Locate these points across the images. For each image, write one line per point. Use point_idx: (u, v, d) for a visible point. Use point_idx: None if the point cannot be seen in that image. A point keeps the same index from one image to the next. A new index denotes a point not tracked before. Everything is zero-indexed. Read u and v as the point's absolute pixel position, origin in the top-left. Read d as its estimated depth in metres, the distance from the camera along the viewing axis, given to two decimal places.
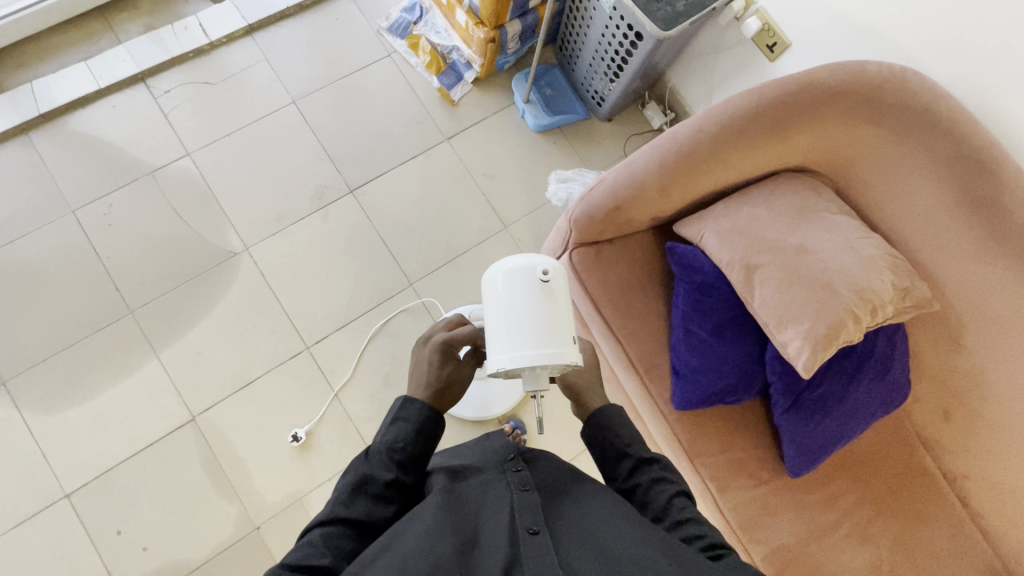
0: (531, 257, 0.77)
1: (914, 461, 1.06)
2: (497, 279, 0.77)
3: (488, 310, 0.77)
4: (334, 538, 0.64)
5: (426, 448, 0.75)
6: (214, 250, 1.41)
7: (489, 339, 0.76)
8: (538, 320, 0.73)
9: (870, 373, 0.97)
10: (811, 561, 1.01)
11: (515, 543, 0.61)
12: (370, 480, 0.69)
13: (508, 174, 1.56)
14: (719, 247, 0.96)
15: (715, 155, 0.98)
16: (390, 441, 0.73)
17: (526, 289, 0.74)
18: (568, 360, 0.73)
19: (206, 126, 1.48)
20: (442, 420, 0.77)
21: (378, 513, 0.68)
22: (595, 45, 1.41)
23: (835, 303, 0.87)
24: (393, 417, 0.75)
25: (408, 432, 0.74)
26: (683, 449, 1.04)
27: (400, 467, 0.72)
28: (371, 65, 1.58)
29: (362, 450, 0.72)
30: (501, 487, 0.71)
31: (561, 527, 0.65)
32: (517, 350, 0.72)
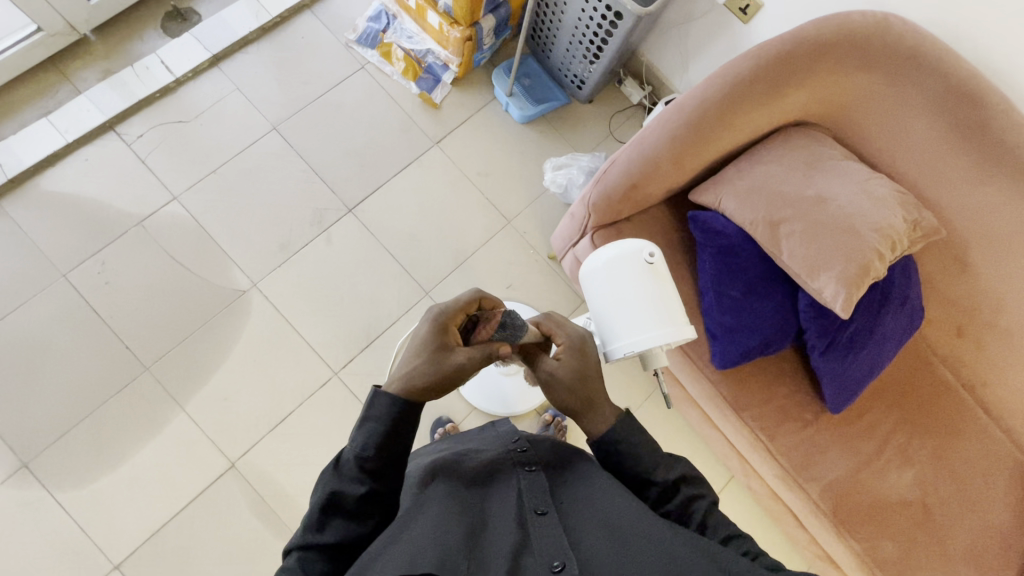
0: (632, 242, 0.79)
1: (937, 377, 1.14)
2: (599, 269, 0.80)
3: (593, 300, 0.80)
4: (311, 564, 0.59)
5: (403, 447, 0.65)
6: (221, 291, 1.37)
7: (603, 325, 0.79)
8: (649, 304, 0.76)
9: (892, 304, 1.03)
10: (863, 487, 1.08)
11: (525, 523, 0.61)
12: (340, 496, 0.62)
13: (502, 169, 1.57)
14: (740, 209, 1.01)
15: (721, 120, 1.01)
16: (359, 450, 0.63)
17: (637, 273, 0.76)
18: (683, 337, 0.76)
19: (188, 166, 1.43)
20: (418, 413, 0.66)
21: (357, 529, 0.62)
22: (572, 30, 1.43)
23: (860, 244, 0.93)
24: (361, 420, 0.65)
25: (378, 435, 0.64)
26: (731, 405, 1.09)
27: (372, 474, 0.63)
28: (346, 80, 1.56)
29: (332, 461, 0.64)
30: (507, 475, 0.71)
31: (569, 501, 0.66)
32: (638, 334, 0.75)
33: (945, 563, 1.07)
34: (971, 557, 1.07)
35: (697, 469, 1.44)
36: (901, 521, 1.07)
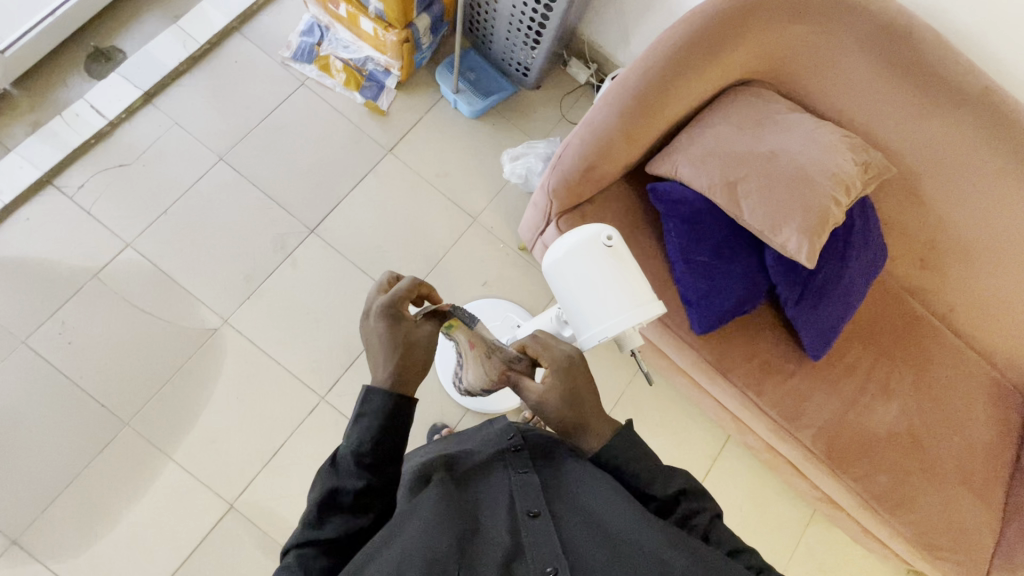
0: (589, 227, 0.77)
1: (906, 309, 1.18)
2: (556, 262, 0.79)
3: (559, 292, 0.80)
4: (311, 558, 0.60)
5: (397, 444, 0.66)
6: (192, 333, 1.33)
7: (575, 313, 0.79)
8: (611, 288, 0.75)
9: (856, 246, 1.05)
10: (852, 427, 1.11)
11: (517, 529, 0.63)
12: (339, 491, 0.63)
13: (460, 167, 1.55)
14: (697, 175, 1.01)
15: (665, 90, 1.01)
16: (353, 447, 0.64)
17: (597, 259, 0.75)
18: (652, 313, 0.75)
19: (137, 210, 1.39)
20: (410, 409, 0.67)
21: (356, 525, 0.63)
22: (508, 18, 1.41)
23: (816, 193, 0.94)
24: (355, 417, 0.66)
25: (372, 432, 0.65)
26: (716, 367, 1.11)
27: (371, 469, 0.64)
28: (288, 99, 1.52)
29: (328, 458, 0.65)
30: (501, 477, 0.72)
31: (561, 499, 0.68)
32: (607, 319, 0.75)
33: (937, 487, 1.11)
34: (959, 476, 1.12)
35: (693, 433, 1.47)
36: (892, 453, 1.11)
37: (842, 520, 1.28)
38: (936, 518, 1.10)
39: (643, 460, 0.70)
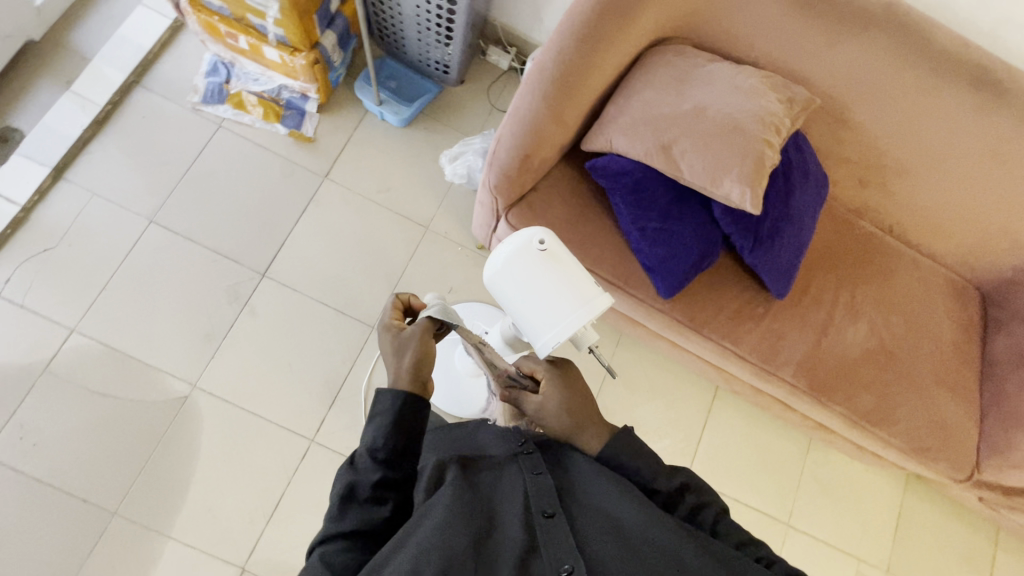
0: (522, 234, 0.76)
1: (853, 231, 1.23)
2: (496, 278, 0.77)
3: (504, 305, 0.80)
4: (334, 556, 0.59)
5: (413, 435, 0.66)
6: (161, 405, 1.28)
7: (527, 324, 0.78)
8: (553, 292, 0.74)
9: (798, 182, 1.07)
10: (828, 353, 1.14)
11: (532, 528, 0.63)
12: (357, 486, 0.62)
13: (401, 178, 1.52)
14: (631, 144, 1.01)
15: (583, 66, 1.00)
16: (370, 442, 0.64)
17: (536, 266, 0.74)
18: (599, 307, 0.75)
19: (74, 292, 1.32)
20: (423, 402, 0.68)
21: (377, 517, 0.62)
22: (415, 19, 1.37)
23: (748, 140, 0.95)
24: (371, 415, 0.67)
25: (388, 426, 0.65)
26: (690, 326, 1.12)
27: (388, 462, 0.64)
28: (208, 145, 1.46)
29: (347, 458, 0.66)
30: (511, 469, 0.71)
31: (574, 500, 0.68)
32: (559, 324, 0.75)
33: (918, 392, 1.15)
34: (935, 377, 1.17)
35: (682, 389, 1.50)
36: (871, 370, 1.15)
37: (837, 442, 1.33)
38: (922, 421, 1.14)
39: (642, 456, 0.72)
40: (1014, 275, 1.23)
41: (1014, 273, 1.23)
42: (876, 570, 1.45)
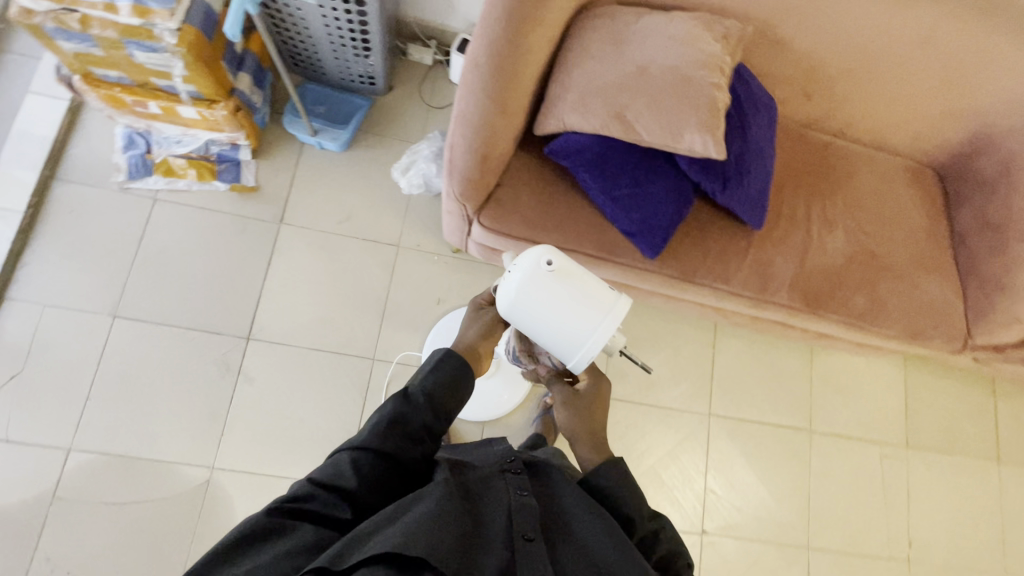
0: (532, 257, 0.80)
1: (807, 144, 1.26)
2: (519, 306, 0.80)
3: (528, 330, 0.83)
4: (364, 465, 0.66)
5: (459, 397, 0.77)
6: (183, 497, 1.24)
7: (560, 343, 0.82)
8: (579, 306, 0.79)
9: (750, 115, 1.10)
10: (816, 268, 1.18)
11: (513, 549, 0.61)
12: (400, 416, 0.71)
13: (357, 203, 1.47)
14: (584, 119, 1.00)
15: (517, 55, 0.94)
16: (429, 385, 0.75)
17: (555, 286, 0.79)
18: (622, 312, 0.81)
19: (58, 409, 1.26)
20: (474, 373, 0.79)
21: (409, 451, 0.70)
22: (328, 39, 1.30)
23: (697, 89, 0.96)
24: (433, 364, 0.77)
25: (446, 378, 0.76)
26: (682, 278, 1.14)
27: (431, 409, 0.73)
28: (150, 222, 1.39)
29: (400, 389, 0.74)
30: (501, 485, 0.72)
31: (557, 533, 0.66)
32: (591, 334, 0.80)
33: (904, 281, 1.20)
34: (915, 262, 1.22)
35: (685, 334, 1.55)
36: (857, 273, 1.19)
37: (840, 345, 1.38)
38: (917, 307, 1.19)
39: (629, 491, 0.77)
40: (963, 147, 1.29)
41: (963, 146, 1.29)
42: (897, 448, 1.55)
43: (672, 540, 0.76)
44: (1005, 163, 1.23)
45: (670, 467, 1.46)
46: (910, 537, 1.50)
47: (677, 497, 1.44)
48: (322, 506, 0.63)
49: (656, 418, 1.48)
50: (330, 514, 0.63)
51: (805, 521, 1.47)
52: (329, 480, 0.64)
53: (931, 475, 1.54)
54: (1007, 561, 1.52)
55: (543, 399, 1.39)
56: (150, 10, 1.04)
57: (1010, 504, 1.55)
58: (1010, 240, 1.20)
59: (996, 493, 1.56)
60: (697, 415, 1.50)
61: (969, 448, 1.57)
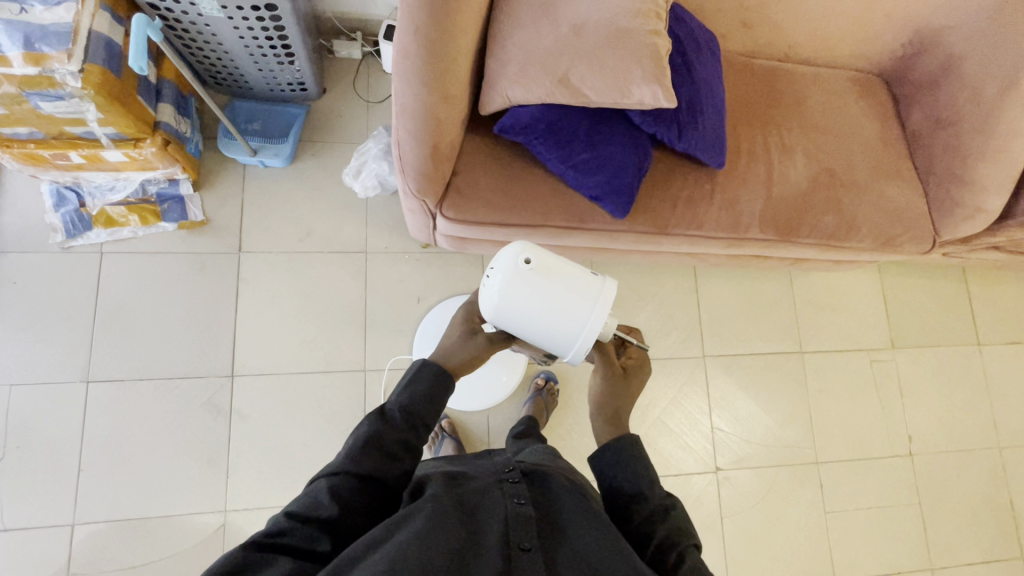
0: (509, 253, 0.83)
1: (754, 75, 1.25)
2: (507, 304, 0.82)
3: (522, 331, 0.84)
4: (343, 489, 0.67)
5: (435, 409, 0.79)
6: (201, 546, 1.22)
7: (555, 333, 0.83)
8: (566, 293, 0.82)
9: (694, 55, 1.08)
10: (783, 195, 1.18)
11: (508, 560, 0.62)
12: (379, 435, 0.72)
13: (315, 216, 1.42)
14: (528, 91, 0.97)
15: (447, 35, 0.89)
16: (406, 401, 0.76)
17: (537, 277, 0.81)
18: (611, 295, 0.83)
19: (52, 486, 1.22)
20: (452, 380, 0.82)
21: (389, 469, 0.71)
22: (246, 52, 1.23)
23: (635, 39, 0.93)
24: (409, 379, 0.79)
25: (421, 391, 0.78)
26: (655, 231, 1.13)
27: (411, 424, 0.75)
28: (101, 278, 1.32)
29: (375, 408, 0.75)
30: (497, 496, 0.73)
31: (554, 539, 0.67)
32: (583, 318, 0.82)
33: (868, 192, 1.21)
34: (876, 172, 1.24)
35: (667, 284, 1.55)
36: (823, 193, 1.19)
37: (817, 265, 1.41)
38: (885, 215, 1.20)
39: (637, 467, 0.78)
40: (907, 49, 1.31)
41: (905, 48, 1.31)
42: (884, 351, 1.61)
43: (683, 520, 0.74)
44: (946, 57, 1.24)
45: (676, 414, 1.48)
46: (909, 432, 1.57)
47: (687, 441, 1.47)
48: (301, 539, 0.62)
49: (654, 370, 1.50)
50: (310, 547, 0.62)
51: (811, 438, 1.52)
52: (307, 511, 0.64)
53: (918, 370, 1.61)
54: (999, 436, 1.60)
55: (540, 378, 1.40)
56: (45, 55, 0.96)
57: (995, 382, 1.63)
58: (961, 132, 1.22)
59: (980, 374, 1.63)
60: (692, 359, 1.52)
61: (951, 337, 1.64)
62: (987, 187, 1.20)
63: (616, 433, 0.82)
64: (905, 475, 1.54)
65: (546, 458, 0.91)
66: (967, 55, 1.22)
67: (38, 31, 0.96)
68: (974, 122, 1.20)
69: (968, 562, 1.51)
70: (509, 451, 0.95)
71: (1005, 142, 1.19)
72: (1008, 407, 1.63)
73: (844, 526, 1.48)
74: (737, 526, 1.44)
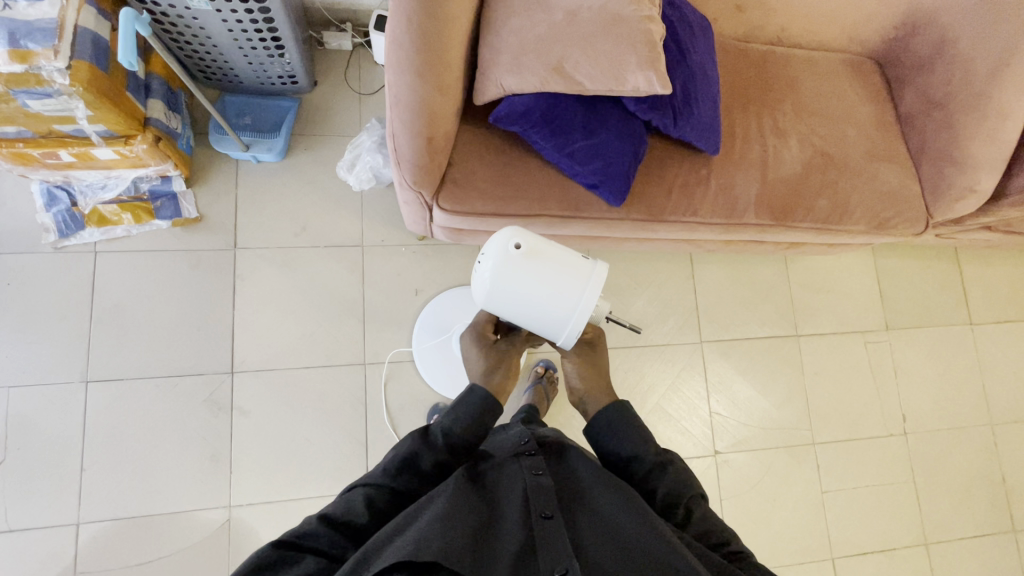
0: (502, 237, 0.83)
1: (745, 62, 1.26)
2: (498, 288, 0.83)
3: (514, 315, 0.85)
4: (376, 501, 0.70)
5: (479, 437, 0.80)
6: (207, 541, 1.23)
7: (545, 316, 0.84)
8: (556, 278, 0.82)
9: (687, 41, 1.07)
10: (779, 180, 1.18)
11: (531, 530, 0.63)
12: (419, 456, 0.74)
13: (310, 211, 1.41)
14: (522, 79, 0.96)
15: (440, 25, 0.88)
16: (450, 425, 0.78)
17: (527, 262, 0.81)
18: (602, 280, 0.83)
19: (54, 489, 1.22)
20: (498, 410, 0.83)
21: (421, 488, 0.74)
22: (236, 46, 1.21)
23: (629, 25, 0.93)
24: (457, 401, 0.81)
25: (466, 416, 0.80)
26: (651, 218, 1.14)
27: (451, 450, 0.77)
28: (96, 278, 1.31)
29: (420, 427, 0.78)
30: (515, 470, 0.75)
31: (575, 508, 0.69)
32: (573, 302, 0.82)
33: (863, 174, 1.22)
34: (869, 154, 1.24)
35: (663, 270, 1.56)
36: (818, 177, 1.20)
37: (812, 249, 1.41)
38: (880, 198, 1.21)
39: (632, 432, 0.84)
40: (899, 32, 1.31)
41: (897, 30, 1.31)
42: (878, 332, 1.63)
43: (681, 472, 0.82)
44: (937, 39, 1.25)
45: (674, 400, 1.50)
46: (903, 412, 1.59)
47: (685, 426, 1.49)
48: (326, 544, 0.64)
49: (651, 356, 1.51)
50: (335, 552, 0.64)
51: (807, 420, 1.54)
52: (339, 517, 0.66)
53: (912, 350, 1.63)
54: (991, 413, 1.63)
55: (537, 367, 1.41)
56: (31, 53, 0.94)
57: (986, 360, 1.66)
58: (953, 113, 1.22)
59: (972, 352, 1.65)
60: (689, 345, 1.54)
61: (943, 317, 1.66)
62: (978, 167, 1.21)
63: (610, 404, 0.87)
64: (899, 454, 1.57)
65: (558, 432, 0.93)
66: (959, 35, 1.22)
67: (23, 27, 0.94)
68: (967, 103, 1.21)
69: (961, 536, 1.54)
70: (521, 430, 0.97)
71: (996, 121, 1.20)
72: (1000, 385, 1.65)
73: (841, 506, 1.51)
74: (737, 508, 1.46)
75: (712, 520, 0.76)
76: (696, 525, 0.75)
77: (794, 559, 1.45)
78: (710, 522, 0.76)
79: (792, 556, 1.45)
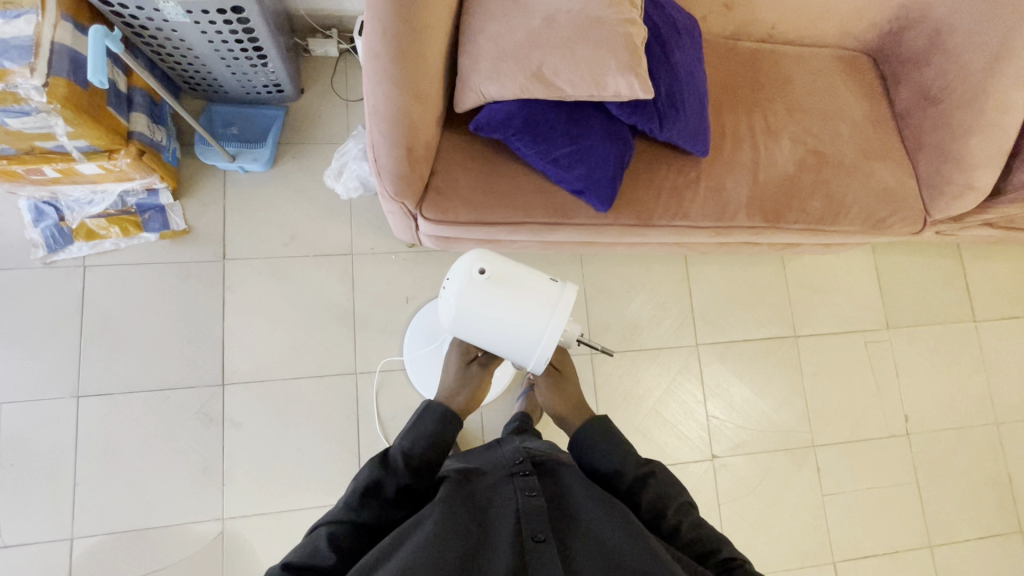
0: (472, 257, 0.82)
1: (735, 62, 1.23)
2: (464, 312, 0.81)
3: (482, 339, 0.84)
4: (341, 538, 0.68)
5: (439, 452, 0.82)
6: (200, 554, 1.23)
7: (513, 338, 0.82)
8: (523, 300, 0.81)
9: (672, 41, 1.05)
10: (770, 182, 1.15)
11: (523, 552, 0.62)
12: (381, 482, 0.75)
13: (298, 220, 1.40)
14: (501, 86, 0.94)
15: (416, 35, 0.87)
16: (407, 447, 0.80)
17: (492, 287, 0.80)
18: (571, 302, 0.82)
19: (48, 503, 1.22)
20: (455, 422, 0.86)
21: (388, 516, 0.73)
22: (217, 56, 1.20)
23: (609, 29, 0.91)
24: (414, 424, 0.84)
25: (424, 436, 0.82)
26: (639, 223, 1.11)
27: (413, 470, 0.78)
28: (86, 292, 1.31)
29: (378, 455, 0.78)
30: (507, 493, 0.74)
31: (568, 531, 0.68)
32: (541, 326, 0.81)
33: (857, 173, 1.19)
34: (865, 152, 1.21)
35: (657, 273, 1.54)
36: (810, 176, 1.17)
37: (807, 249, 1.39)
38: (875, 198, 1.18)
39: (616, 447, 0.84)
40: (893, 26, 1.28)
41: (891, 23, 1.28)
42: (879, 331, 1.60)
43: (666, 482, 0.81)
44: (932, 33, 1.22)
45: (670, 404, 1.48)
46: (905, 412, 1.56)
47: (682, 431, 1.47)
48: None
49: (646, 360, 1.49)
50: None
51: (806, 423, 1.52)
52: (303, 563, 0.64)
53: (914, 349, 1.60)
54: (996, 411, 1.60)
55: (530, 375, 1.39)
56: (5, 70, 0.94)
57: (990, 357, 1.62)
58: (950, 109, 1.19)
59: (976, 349, 1.62)
60: (685, 348, 1.52)
61: (946, 315, 1.62)
62: (978, 164, 1.17)
63: (588, 421, 0.88)
64: (902, 455, 1.54)
65: (554, 452, 0.92)
66: (955, 28, 1.19)
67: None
68: (964, 99, 1.18)
69: (967, 538, 1.51)
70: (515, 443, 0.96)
71: (994, 117, 1.16)
72: (1005, 383, 1.62)
73: (843, 509, 1.49)
74: (736, 512, 1.44)
75: (703, 529, 0.74)
76: (685, 535, 0.74)
77: (795, 564, 1.43)
78: (699, 530, 0.74)
79: (793, 560, 1.43)
